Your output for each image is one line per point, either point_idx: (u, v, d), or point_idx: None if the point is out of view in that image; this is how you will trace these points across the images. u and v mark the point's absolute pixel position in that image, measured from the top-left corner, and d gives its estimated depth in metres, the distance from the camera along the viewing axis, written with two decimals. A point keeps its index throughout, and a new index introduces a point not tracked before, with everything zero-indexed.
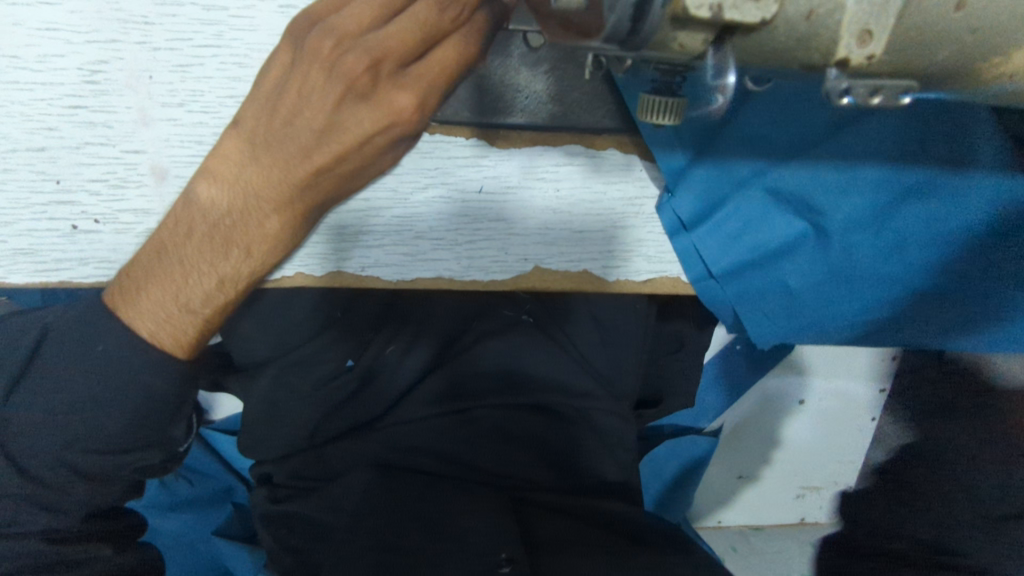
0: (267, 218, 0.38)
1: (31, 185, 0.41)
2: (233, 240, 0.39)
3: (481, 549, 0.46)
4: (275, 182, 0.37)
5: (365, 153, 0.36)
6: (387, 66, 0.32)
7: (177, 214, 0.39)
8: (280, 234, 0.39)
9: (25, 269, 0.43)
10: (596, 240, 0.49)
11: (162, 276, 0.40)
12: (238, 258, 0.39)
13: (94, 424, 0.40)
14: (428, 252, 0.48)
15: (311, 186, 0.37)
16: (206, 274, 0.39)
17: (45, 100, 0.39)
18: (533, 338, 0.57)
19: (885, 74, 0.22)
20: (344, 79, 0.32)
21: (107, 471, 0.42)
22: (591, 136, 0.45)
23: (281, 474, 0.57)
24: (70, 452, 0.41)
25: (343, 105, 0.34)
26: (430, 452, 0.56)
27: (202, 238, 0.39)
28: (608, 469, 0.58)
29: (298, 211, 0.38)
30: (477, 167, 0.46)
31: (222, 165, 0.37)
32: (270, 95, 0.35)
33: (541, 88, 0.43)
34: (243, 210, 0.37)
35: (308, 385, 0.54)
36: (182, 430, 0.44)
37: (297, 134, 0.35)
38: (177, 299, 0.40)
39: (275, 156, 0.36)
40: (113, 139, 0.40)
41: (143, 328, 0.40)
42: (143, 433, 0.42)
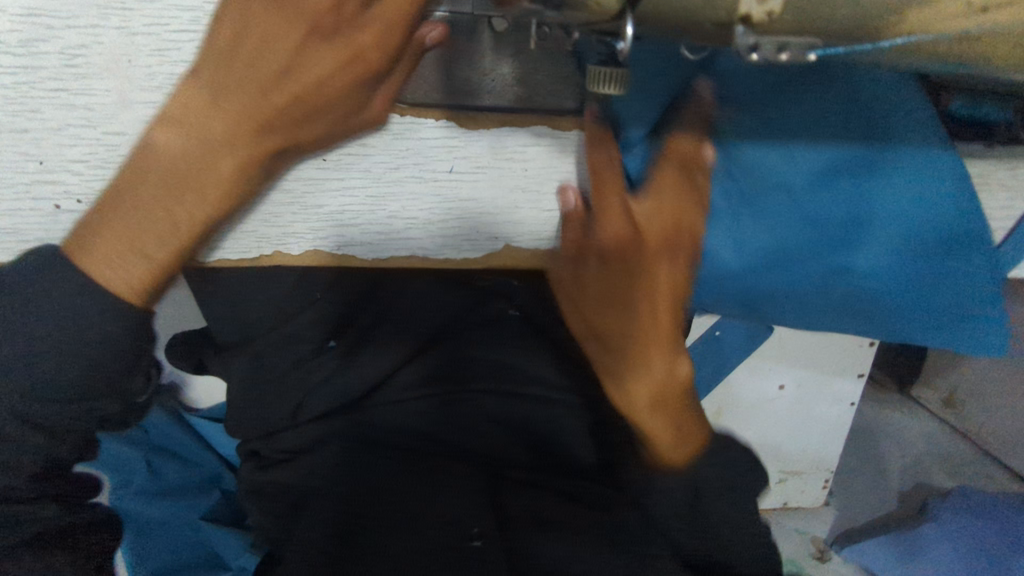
0: (221, 160, 0.41)
1: (14, 166, 0.43)
2: (189, 184, 0.41)
3: (447, 520, 0.49)
4: (210, 128, 0.40)
5: (324, 95, 0.41)
6: (349, 5, 0.37)
7: (132, 162, 0.41)
8: (233, 181, 0.42)
9: (9, 248, 0.45)
10: (565, 218, 0.52)
11: (118, 223, 0.40)
12: (193, 202, 0.41)
13: (50, 374, 0.38)
14: (401, 231, 0.50)
15: (250, 143, 0.41)
16: (160, 218, 0.41)
17: (27, 83, 0.40)
18: (522, 329, 0.60)
19: (791, 30, 0.27)
20: (312, 17, 0.38)
21: (59, 420, 0.40)
22: (556, 118, 0.47)
23: (267, 448, 0.58)
24: (16, 402, 0.38)
25: (307, 46, 0.39)
26: (410, 432, 0.56)
27: (158, 179, 0.40)
28: (589, 454, 0.57)
29: (254, 154, 0.42)
30: (447, 148, 0.47)
31: (182, 106, 0.40)
32: (231, 42, 0.39)
33: (506, 71, 0.45)
34: (204, 155, 0.40)
35: (287, 364, 0.57)
36: (142, 379, 0.43)
37: (260, 73, 0.39)
38: (129, 244, 0.40)
39: (242, 99, 0.39)
40: (94, 121, 0.42)
41: (97, 271, 0.40)
42: (101, 380, 0.40)
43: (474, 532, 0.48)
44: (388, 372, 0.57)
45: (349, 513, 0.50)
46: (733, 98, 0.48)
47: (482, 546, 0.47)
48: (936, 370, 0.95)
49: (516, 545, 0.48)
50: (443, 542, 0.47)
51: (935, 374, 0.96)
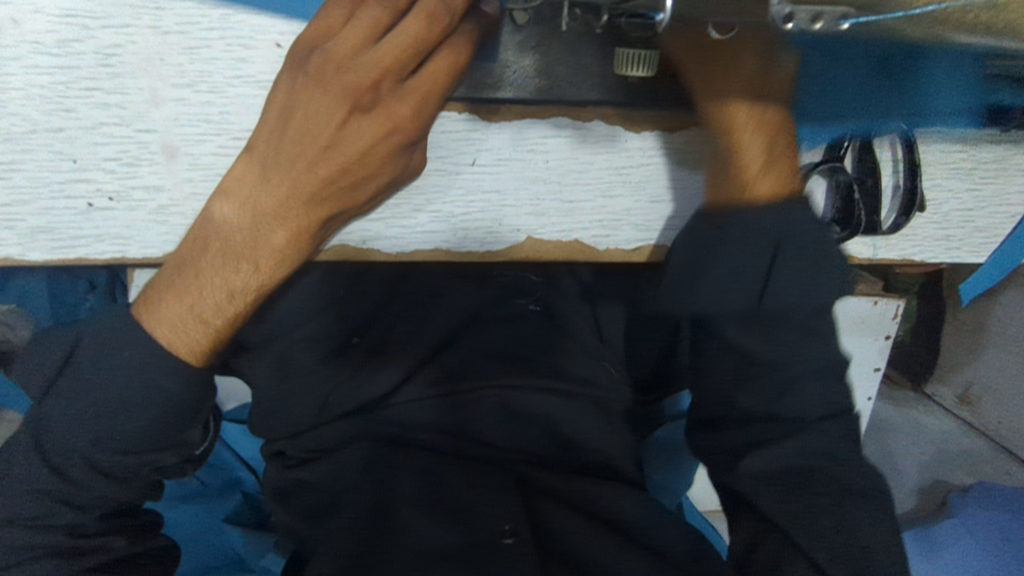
0: (274, 233, 0.41)
1: (49, 165, 0.44)
2: (245, 255, 0.41)
3: (489, 521, 0.54)
4: (261, 201, 0.40)
5: (370, 163, 0.42)
6: (385, 84, 0.38)
7: (194, 234, 0.42)
8: (287, 249, 0.42)
9: (42, 247, 0.46)
10: (585, 210, 0.52)
11: (179, 291, 0.41)
12: (246, 272, 0.42)
13: (120, 428, 0.42)
14: (425, 224, 0.51)
15: (316, 202, 0.42)
16: (218, 288, 0.41)
17: (62, 83, 0.41)
18: (540, 324, 0.63)
19: (825, 1, 0.28)
20: (348, 97, 0.38)
21: (129, 469, 0.43)
22: (576, 109, 0.48)
23: (293, 447, 0.58)
24: (93, 451, 0.42)
25: (348, 122, 0.39)
26: (437, 429, 0.58)
27: (217, 252, 0.41)
28: (609, 441, 0.61)
29: (303, 226, 0.42)
30: (470, 141, 0.48)
31: (235, 181, 0.41)
32: (279, 116, 0.39)
33: (528, 63, 0.45)
34: (254, 225, 0.41)
35: (311, 362, 0.58)
36: (199, 432, 0.46)
37: (303, 151, 0.40)
38: (190, 309, 0.41)
39: (286, 172, 0.40)
40: (126, 120, 0.43)
41: (163, 336, 0.41)
42: (164, 431, 0.43)
43: (507, 528, 0.53)
44: (413, 368, 0.60)
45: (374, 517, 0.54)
46: None
47: (514, 543, 0.52)
48: (952, 366, 0.90)
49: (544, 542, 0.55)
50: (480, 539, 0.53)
51: (950, 371, 0.91)
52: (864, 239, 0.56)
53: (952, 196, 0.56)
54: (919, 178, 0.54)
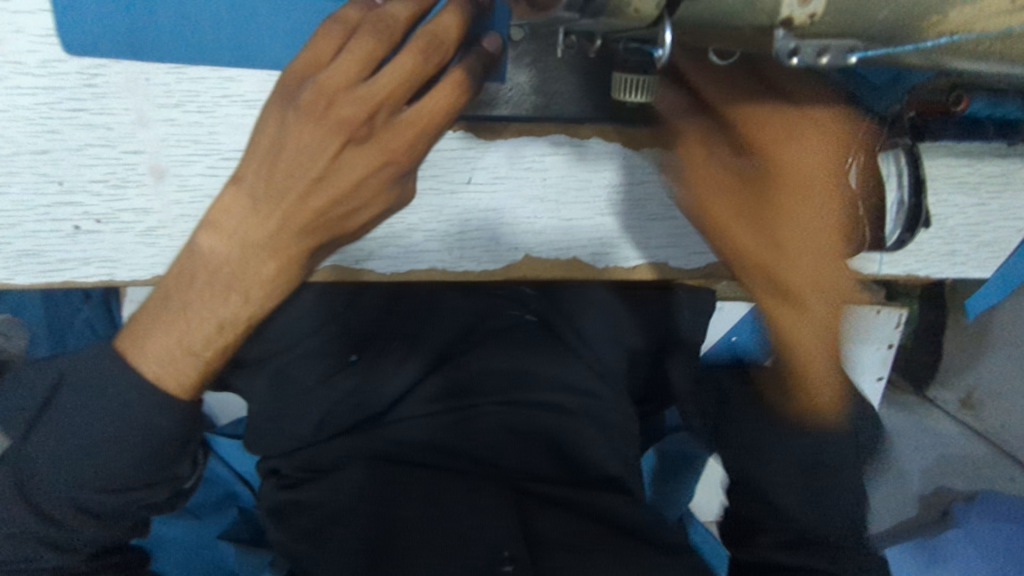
0: (263, 264, 0.39)
1: (34, 187, 0.43)
2: (234, 286, 0.39)
3: (486, 545, 0.50)
4: (255, 236, 0.39)
5: (360, 197, 0.40)
6: (380, 114, 0.37)
7: (180, 264, 0.40)
8: (278, 279, 0.40)
9: (28, 271, 0.45)
10: (583, 228, 0.51)
11: (166, 323, 0.40)
12: (238, 303, 0.40)
13: (106, 466, 0.40)
14: (421, 243, 0.50)
15: (308, 231, 0.40)
16: (206, 321, 0.39)
17: (47, 104, 0.41)
18: (538, 334, 0.62)
19: (832, 33, 0.29)
20: (342, 127, 0.36)
21: (116, 508, 0.42)
22: (574, 126, 0.47)
23: (288, 465, 0.58)
24: (80, 491, 0.41)
25: (344, 153, 0.37)
26: (433, 449, 0.57)
27: (203, 284, 0.39)
28: (610, 462, 0.60)
29: (291, 254, 0.40)
30: (465, 159, 0.47)
31: (222, 213, 0.39)
32: (270, 148, 0.37)
33: (523, 80, 0.44)
34: (242, 259, 0.39)
35: (305, 384, 0.57)
36: (190, 466, 0.44)
37: (294, 183, 0.37)
38: (179, 344, 0.40)
39: (274, 205, 0.38)
40: (113, 141, 0.42)
41: (148, 371, 0.40)
42: (150, 468, 0.41)
43: (506, 556, 0.50)
44: (409, 386, 0.58)
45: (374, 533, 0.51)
46: None
47: (513, 571, 0.49)
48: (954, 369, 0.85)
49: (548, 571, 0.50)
50: (477, 568, 0.49)
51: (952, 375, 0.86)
52: (867, 255, 0.56)
53: (956, 210, 0.55)
54: (924, 190, 0.52)
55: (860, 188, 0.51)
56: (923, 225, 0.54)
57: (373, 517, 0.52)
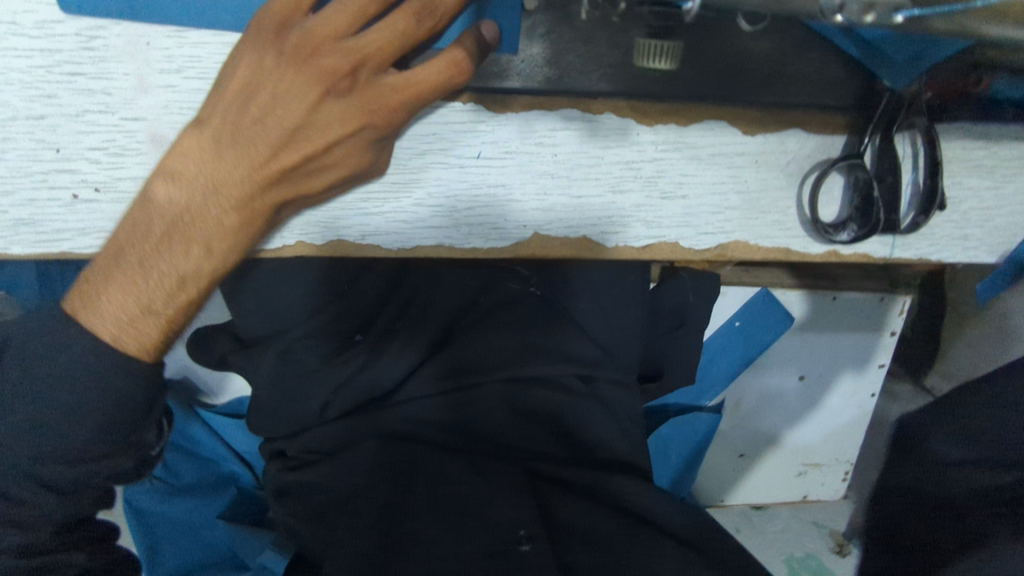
0: (225, 214, 0.39)
1: (30, 154, 0.41)
2: (191, 237, 0.39)
3: (502, 527, 0.48)
4: (215, 183, 0.38)
5: (332, 154, 0.40)
6: (365, 70, 0.37)
7: (133, 214, 0.40)
8: (239, 230, 0.40)
9: (25, 240, 0.44)
10: (594, 206, 0.50)
11: (121, 279, 0.39)
12: (198, 254, 0.40)
13: (62, 440, 0.40)
14: (427, 219, 0.49)
15: (276, 185, 0.40)
16: (165, 274, 0.39)
17: (43, 67, 0.39)
18: (538, 310, 0.62)
19: None
20: (324, 78, 0.36)
21: (75, 482, 0.41)
22: (587, 100, 0.46)
23: (292, 447, 0.60)
24: (35, 465, 0.40)
25: (321, 106, 0.37)
26: (437, 426, 0.57)
27: (160, 237, 0.39)
28: (615, 441, 0.59)
29: (258, 211, 0.40)
30: (474, 132, 0.46)
31: (181, 163, 0.38)
32: (240, 94, 0.37)
33: (536, 52, 0.43)
34: (201, 205, 0.39)
35: (311, 362, 0.59)
36: (152, 433, 0.44)
37: (265, 131, 0.38)
38: (137, 301, 0.39)
39: (241, 151, 0.38)
40: (112, 107, 0.41)
41: (104, 333, 0.39)
42: (109, 440, 0.41)
43: (522, 535, 0.47)
44: (411, 368, 0.59)
45: (386, 514, 0.49)
46: (778, 72, 0.46)
47: (531, 549, 0.46)
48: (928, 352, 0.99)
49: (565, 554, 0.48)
50: (492, 547, 0.47)
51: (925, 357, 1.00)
52: (880, 238, 0.55)
53: (972, 193, 0.54)
54: (940, 175, 0.50)
55: (874, 170, 0.50)
56: (940, 208, 0.52)
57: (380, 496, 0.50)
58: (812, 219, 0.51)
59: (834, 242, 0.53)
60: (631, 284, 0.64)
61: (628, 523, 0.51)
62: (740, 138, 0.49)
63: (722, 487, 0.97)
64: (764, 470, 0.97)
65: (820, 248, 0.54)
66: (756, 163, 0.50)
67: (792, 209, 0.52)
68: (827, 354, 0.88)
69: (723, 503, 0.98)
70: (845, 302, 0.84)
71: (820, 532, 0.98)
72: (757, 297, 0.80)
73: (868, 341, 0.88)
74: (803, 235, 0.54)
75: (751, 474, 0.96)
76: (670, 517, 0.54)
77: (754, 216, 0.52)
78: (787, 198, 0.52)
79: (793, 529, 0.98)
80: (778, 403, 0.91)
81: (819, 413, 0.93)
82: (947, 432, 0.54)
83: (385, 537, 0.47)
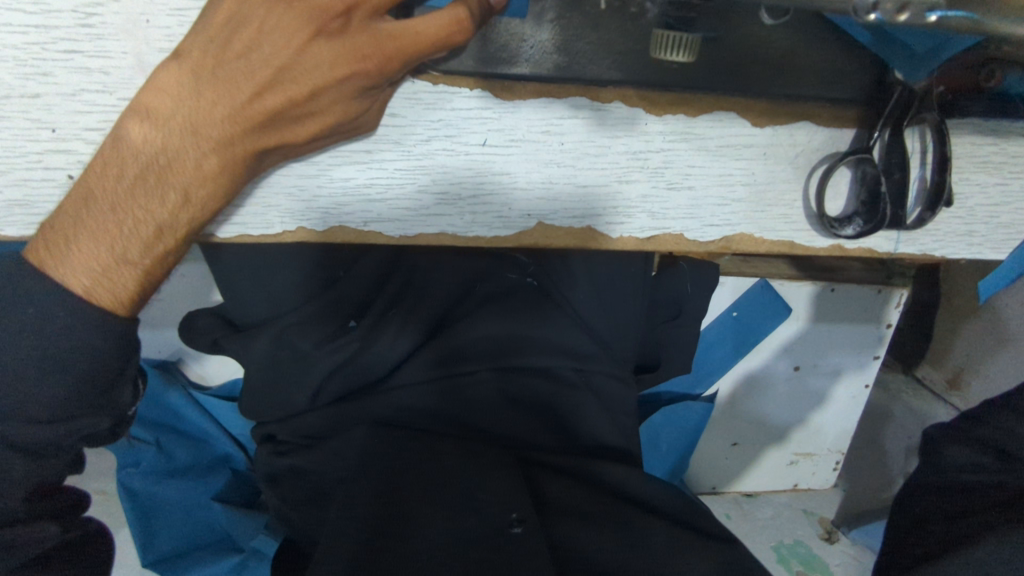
0: (206, 157, 0.39)
1: (25, 134, 0.40)
2: (168, 182, 0.39)
3: (495, 507, 0.46)
4: (192, 121, 0.38)
5: (320, 104, 0.39)
6: (358, 13, 0.36)
7: (103, 154, 0.39)
8: (218, 176, 0.40)
9: (19, 222, 0.43)
10: (599, 195, 0.49)
11: (94, 226, 0.39)
12: (175, 203, 0.40)
13: (36, 396, 0.40)
14: (430, 207, 0.48)
15: (258, 133, 0.39)
16: (141, 222, 0.40)
17: (38, 44, 0.38)
18: (535, 298, 0.62)
19: None
20: (315, 20, 0.35)
21: (50, 443, 0.42)
22: (596, 87, 0.45)
23: (283, 432, 0.62)
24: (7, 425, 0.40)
25: (310, 48, 0.36)
26: (427, 412, 0.58)
27: (134, 180, 0.39)
28: (607, 432, 0.60)
29: (237, 156, 0.40)
30: (481, 119, 0.45)
31: (157, 101, 0.37)
32: (226, 27, 0.36)
33: (546, 37, 0.42)
34: (181, 145, 0.38)
35: (308, 347, 0.59)
36: (129, 391, 0.45)
37: (252, 70, 0.37)
38: (111, 249, 0.40)
39: (222, 90, 0.37)
40: (109, 87, 0.39)
41: (77, 284, 0.40)
42: (84, 396, 0.41)
43: (514, 518, 0.45)
44: (408, 352, 0.60)
45: (380, 491, 0.47)
46: (790, 64, 0.46)
47: (523, 531, 0.44)
48: (941, 350, 1.01)
49: (556, 537, 0.46)
50: (485, 529, 0.44)
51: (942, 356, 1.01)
52: (884, 233, 0.54)
53: (978, 190, 0.53)
54: (948, 172, 0.49)
55: (882, 165, 0.49)
56: (947, 205, 0.51)
57: (371, 477, 0.49)
58: (818, 213, 0.51)
59: (839, 236, 0.52)
60: (631, 276, 0.65)
61: (616, 504, 0.51)
62: (748, 129, 0.48)
63: (714, 475, 0.98)
64: (756, 459, 0.97)
65: (825, 242, 0.54)
66: (763, 155, 0.50)
67: (798, 203, 0.52)
68: (823, 345, 0.88)
69: (715, 490, 0.99)
70: (842, 293, 0.84)
71: (810, 519, 1.00)
72: (755, 290, 0.80)
73: (864, 332, 0.88)
74: (809, 229, 0.53)
75: (742, 462, 0.97)
76: (663, 505, 0.53)
77: (760, 209, 0.52)
78: (794, 191, 0.52)
79: (783, 516, 0.99)
80: (772, 394, 0.91)
81: (812, 403, 0.94)
82: (963, 448, 0.53)
83: (379, 513, 0.45)
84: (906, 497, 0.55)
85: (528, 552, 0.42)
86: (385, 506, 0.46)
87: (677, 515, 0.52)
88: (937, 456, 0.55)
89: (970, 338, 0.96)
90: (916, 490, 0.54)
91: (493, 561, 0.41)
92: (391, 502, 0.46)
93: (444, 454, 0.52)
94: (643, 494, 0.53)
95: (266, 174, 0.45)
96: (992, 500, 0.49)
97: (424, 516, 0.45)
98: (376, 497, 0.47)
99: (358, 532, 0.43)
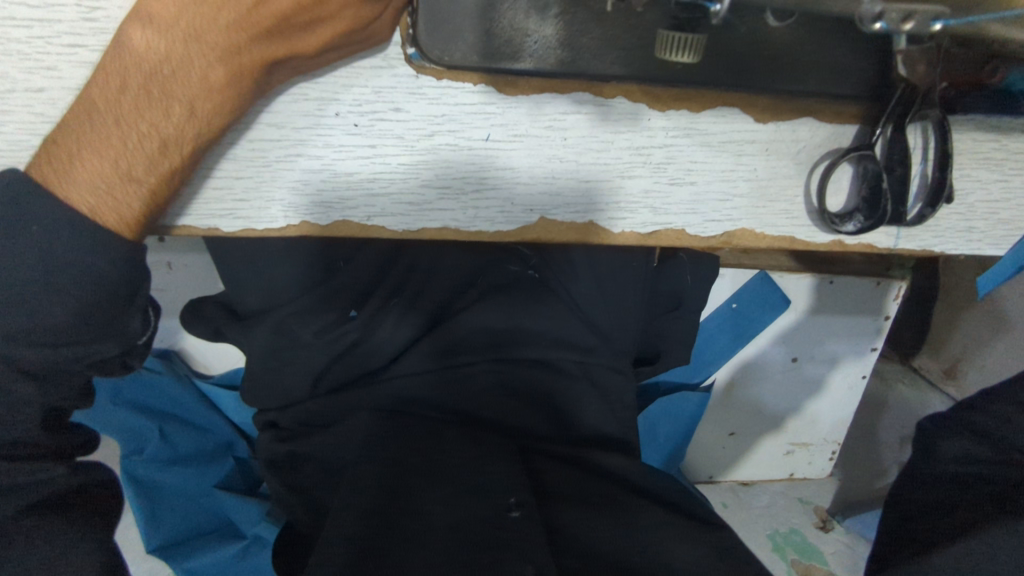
0: (211, 66, 0.38)
1: (29, 128, 0.40)
2: (173, 95, 0.38)
3: (495, 494, 0.47)
4: (196, 27, 0.37)
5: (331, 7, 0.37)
6: None
7: (104, 66, 0.37)
8: (225, 89, 0.39)
9: None
10: (602, 189, 0.50)
11: (97, 140, 0.38)
12: (181, 117, 0.39)
13: (42, 317, 0.39)
14: (432, 201, 0.48)
15: (266, 37, 0.38)
16: (146, 136, 0.39)
17: (42, 38, 0.38)
18: (535, 289, 0.62)
19: None
20: None
21: (58, 366, 0.42)
22: (599, 83, 0.45)
23: (285, 420, 0.63)
24: (16, 347, 0.40)
25: None
26: (427, 402, 0.59)
27: (138, 92, 0.38)
28: (604, 422, 0.60)
29: (246, 66, 0.38)
30: (483, 115, 0.45)
31: (160, 6, 0.36)
32: None
33: (550, 33, 0.42)
34: (185, 55, 0.37)
35: (308, 336, 0.60)
36: (140, 321, 0.44)
37: None
38: (116, 165, 0.39)
39: None
40: None
41: (82, 203, 0.39)
42: (94, 322, 0.41)
43: (512, 502, 0.45)
44: (408, 342, 0.60)
45: (381, 473, 0.48)
46: (795, 59, 0.46)
47: (521, 516, 0.44)
48: (939, 341, 1.03)
49: (553, 522, 0.46)
50: (485, 513, 0.45)
51: (940, 347, 1.03)
52: (885, 229, 0.55)
53: (979, 186, 0.54)
54: (949, 169, 0.49)
55: (884, 161, 0.49)
56: (947, 202, 0.52)
57: (372, 461, 0.50)
58: (819, 209, 0.51)
59: (840, 232, 0.52)
60: (630, 270, 0.65)
61: (614, 490, 0.51)
62: (752, 125, 0.48)
63: (710, 465, 0.99)
64: (752, 449, 0.98)
65: (826, 237, 0.54)
66: (766, 151, 0.50)
67: (799, 199, 0.52)
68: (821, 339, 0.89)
69: (711, 479, 1.00)
70: (841, 286, 0.85)
71: (806, 508, 1.00)
72: (754, 282, 0.81)
73: (863, 323, 0.89)
74: (810, 225, 0.53)
75: (738, 451, 0.98)
76: (663, 493, 0.54)
77: (762, 204, 0.52)
78: (794, 187, 0.52)
79: (779, 505, 1.00)
80: (768, 385, 0.92)
81: (810, 393, 0.94)
82: (958, 439, 0.54)
83: (380, 496, 0.45)
84: (901, 488, 0.56)
85: (527, 536, 0.42)
86: (388, 488, 0.46)
87: (676, 503, 0.53)
88: (934, 450, 0.55)
89: (969, 332, 0.97)
90: (911, 483, 0.55)
91: (492, 545, 0.42)
92: (393, 491, 0.46)
93: (444, 442, 0.53)
94: (641, 484, 0.54)
95: (270, 166, 0.45)
96: (989, 491, 0.49)
97: (424, 502, 0.46)
98: (380, 488, 0.46)
99: (361, 512, 0.44)
